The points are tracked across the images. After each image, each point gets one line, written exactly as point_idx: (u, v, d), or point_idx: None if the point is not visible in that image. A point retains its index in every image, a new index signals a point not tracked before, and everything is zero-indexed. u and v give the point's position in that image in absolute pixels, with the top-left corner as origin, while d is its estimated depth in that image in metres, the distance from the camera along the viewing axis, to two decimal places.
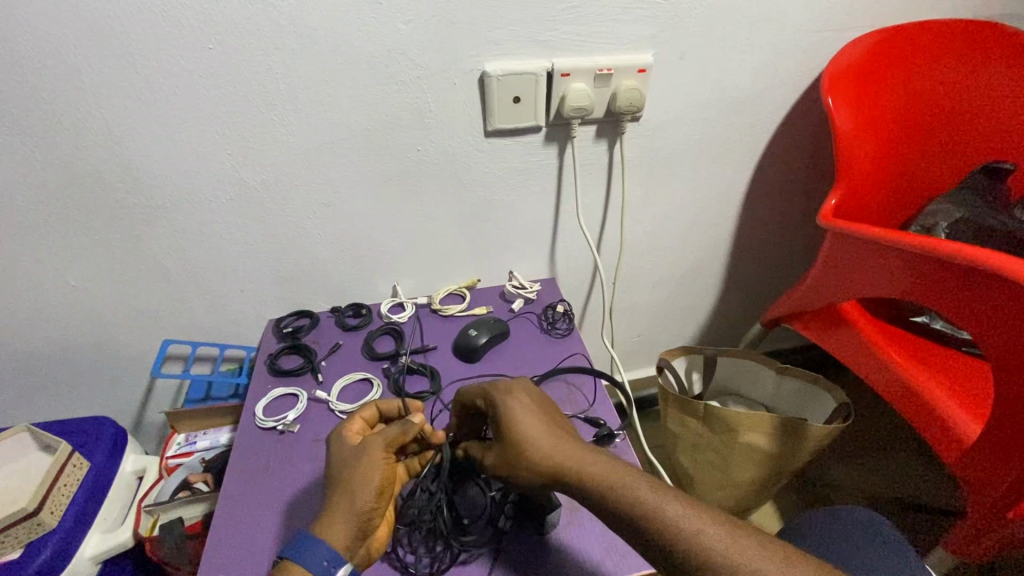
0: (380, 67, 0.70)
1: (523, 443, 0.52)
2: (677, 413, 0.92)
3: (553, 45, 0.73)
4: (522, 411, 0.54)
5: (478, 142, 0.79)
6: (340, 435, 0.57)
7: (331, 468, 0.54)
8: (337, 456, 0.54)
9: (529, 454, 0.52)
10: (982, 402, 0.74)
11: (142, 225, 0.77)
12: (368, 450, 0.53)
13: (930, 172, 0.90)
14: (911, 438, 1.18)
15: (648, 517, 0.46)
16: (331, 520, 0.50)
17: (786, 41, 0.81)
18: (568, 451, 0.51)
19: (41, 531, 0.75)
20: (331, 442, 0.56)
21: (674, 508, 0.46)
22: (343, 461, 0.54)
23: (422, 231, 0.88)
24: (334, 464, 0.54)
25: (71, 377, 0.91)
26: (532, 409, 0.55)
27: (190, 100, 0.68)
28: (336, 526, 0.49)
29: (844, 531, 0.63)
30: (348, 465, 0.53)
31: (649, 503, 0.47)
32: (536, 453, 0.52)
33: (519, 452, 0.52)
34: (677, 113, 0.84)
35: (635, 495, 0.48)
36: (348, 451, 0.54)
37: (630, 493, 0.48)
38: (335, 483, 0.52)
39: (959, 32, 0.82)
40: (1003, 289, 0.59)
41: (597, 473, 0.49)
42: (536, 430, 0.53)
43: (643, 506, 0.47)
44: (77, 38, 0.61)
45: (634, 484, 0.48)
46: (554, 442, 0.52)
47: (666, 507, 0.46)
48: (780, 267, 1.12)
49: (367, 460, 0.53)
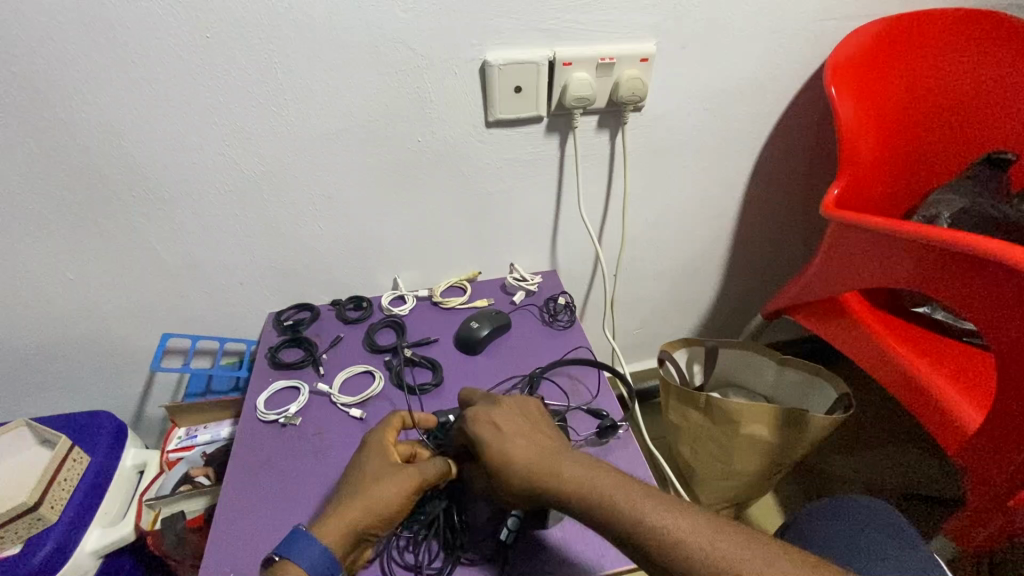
0: (380, 55, 0.69)
1: (501, 470, 0.51)
2: (678, 405, 0.92)
3: (555, 33, 0.72)
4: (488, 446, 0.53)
5: (479, 133, 0.79)
6: (371, 441, 0.58)
7: (352, 472, 0.56)
8: (363, 462, 0.56)
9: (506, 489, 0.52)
10: (984, 393, 0.74)
11: (139, 218, 0.76)
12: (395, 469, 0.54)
13: (931, 163, 0.90)
14: (910, 428, 1.19)
15: (627, 543, 0.47)
16: (329, 522, 0.50)
17: (789, 30, 0.80)
18: (546, 470, 0.51)
19: (42, 525, 0.74)
20: (362, 447, 0.58)
21: (653, 532, 0.46)
22: (365, 468, 0.55)
23: (423, 223, 0.87)
24: (357, 469, 0.55)
25: (69, 371, 0.90)
26: (506, 429, 0.54)
27: (187, 90, 0.67)
28: (336, 528, 0.50)
29: (844, 521, 0.63)
30: (370, 475, 0.54)
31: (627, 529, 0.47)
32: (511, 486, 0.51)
33: (497, 475, 0.52)
34: (679, 103, 0.83)
35: (617, 510, 0.48)
36: (374, 460, 0.55)
37: (608, 520, 0.47)
38: (350, 487, 0.53)
39: (960, 22, 0.81)
40: (1010, 278, 0.59)
41: (574, 501, 0.49)
42: (512, 451, 0.52)
43: (626, 519, 0.47)
44: (70, 25, 0.60)
45: (609, 510, 0.48)
46: (526, 470, 0.51)
47: (644, 531, 0.46)
48: (780, 258, 1.12)
49: (391, 477, 0.53)
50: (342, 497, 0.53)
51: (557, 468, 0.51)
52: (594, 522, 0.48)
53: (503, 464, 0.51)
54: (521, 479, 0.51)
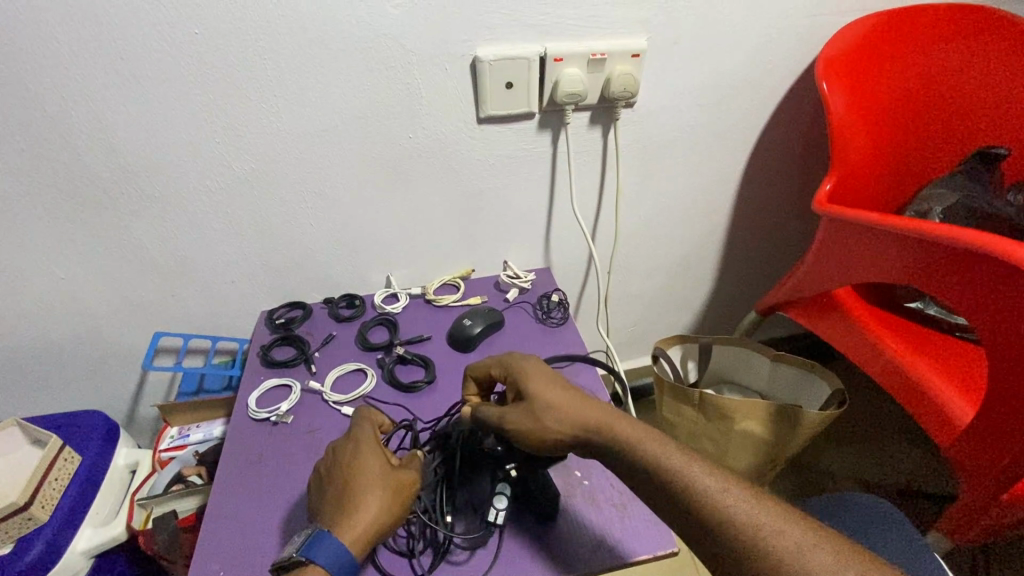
0: (370, 51, 0.69)
1: (550, 409, 0.53)
2: (672, 401, 0.92)
3: (546, 29, 0.71)
4: (535, 380, 0.56)
5: (471, 130, 0.78)
6: (361, 437, 0.57)
7: (349, 469, 0.54)
8: (360, 460, 0.55)
9: (552, 419, 0.53)
10: (976, 387, 0.74)
11: (129, 216, 0.76)
12: (397, 468, 0.55)
13: (924, 158, 0.90)
14: (904, 423, 1.19)
15: (671, 484, 0.47)
16: (352, 523, 0.50)
17: (780, 26, 0.80)
18: (593, 415, 0.53)
19: (33, 525, 0.74)
20: (352, 445, 0.57)
21: (699, 475, 0.47)
22: (366, 465, 0.54)
23: (415, 221, 0.87)
24: (355, 465, 0.54)
25: (60, 370, 0.90)
26: (554, 378, 0.57)
27: (175, 86, 0.66)
28: (359, 530, 0.49)
29: (848, 516, 0.64)
30: (374, 472, 0.53)
31: (674, 469, 0.48)
32: (558, 417, 0.53)
33: (544, 415, 0.53)
34: (671, 99, 0.83)
35: (661, 458, 0.49)
36: (372, 458, 0.55)
37: (653, 456, 0.49)
38: (356, 486, 0.52)
39: (952, 17, 0.81)
40: (1003, 274, 0.58)
41: (622, 437, 0.51)
42: (558, 396, 0.54)
43: (669, 466, 0.48)
44: (56, 22, 0.60)
45: (654, 450, 0.50)
46: (573, 413, 0.53)
47: (690, 473, 0.47)
48: (774, 254, 1.12)
49: (398, 477, 0.54)
50: (350, 496, 0.52)
51: (604, 413, 0.53)
52: (640, 459, 0.49)
53: (550, 396, 0.54)
54: (571, 418, 0.53)
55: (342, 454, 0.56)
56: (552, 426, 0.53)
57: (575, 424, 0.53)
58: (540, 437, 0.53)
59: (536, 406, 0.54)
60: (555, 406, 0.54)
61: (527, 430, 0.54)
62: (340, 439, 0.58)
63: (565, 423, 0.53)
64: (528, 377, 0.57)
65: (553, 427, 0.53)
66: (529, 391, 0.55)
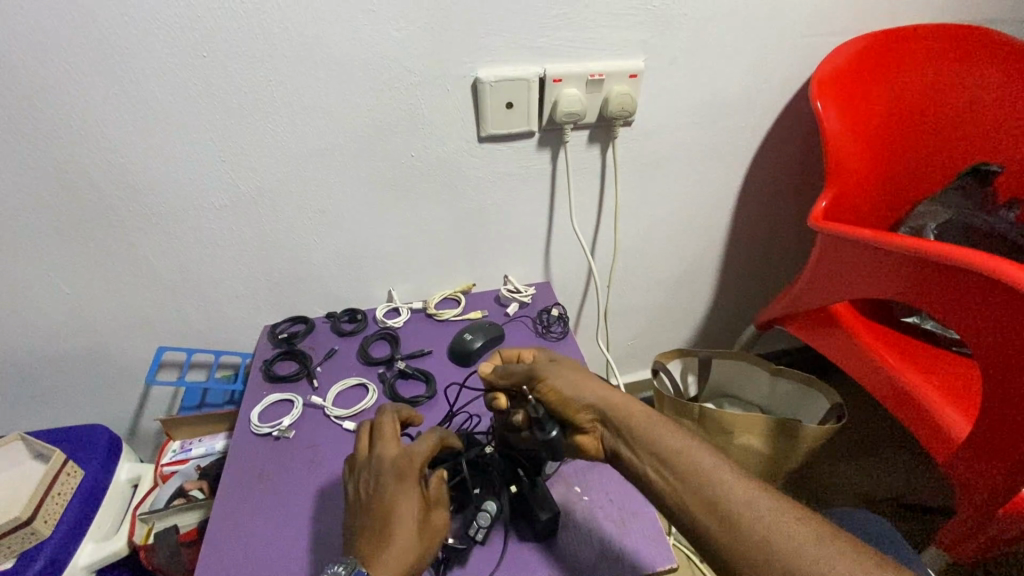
0: (374, 73, 0.71)
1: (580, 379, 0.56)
2: (672, 415, 0.92)
3: (545, 51, 0.73)
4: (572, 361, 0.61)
5: (472, 148, 0.80)
6: (407, 470, 0.53)
7: (389, 503, 0.51)
8: (403, 497, 0.51)
9: (590, 381, 0.56)
10: (971, 401, 0.74)
11: (136, 232, 0.77)
12: (433, 514, 0.52)
13: (918, 175, 0.92)
14: (904, 437, 1.19)
15: (692, 460, 0.48)
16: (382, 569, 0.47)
17: (775, 46, 0.82)
18: (616, 392, 0.55)
19: (35, 540, 0.74)
20: (394, 477, 0.53)
21: (713, 460, 0.48)
22: (406, 505, 0.51)
23: (417, 237, 0.88)
24: (395, 502, 0.51)
25: (64, 384, 0.90)
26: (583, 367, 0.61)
27: (184, 106, 0.68)
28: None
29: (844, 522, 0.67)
30: (414, 517, 0.50)
31: (697, 449, 0.49)
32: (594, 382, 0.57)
33: (575, 383, 0.56)
34: (669, 118, 0.85)
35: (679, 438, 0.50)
36: (415, 497, 0.51)
37: (678, 434, 0.51)
38: (394, 527, 0.49)
39: (942, 38, 0.83)
40: (995, 291, 0.59)
41: (643, 413, 0.53)
42: (587, 374, 0.58)
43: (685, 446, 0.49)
44: (72, 45, 0.62)
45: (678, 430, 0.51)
46: (599, 387, 0.56)
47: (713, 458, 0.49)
48: (772, 269, 1.13)
49: (433, 526, 0.51)
50: (386, 536, 0.49)
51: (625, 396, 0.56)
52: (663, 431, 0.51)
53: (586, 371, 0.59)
54: (597, 390, 0.55)
55: (381, 486, 0.52)
56: (580, 392, 0.55)
57: (608, 390, 0.55)
58: (574, 388, 0.55)
59: (576, 371, 0.58)
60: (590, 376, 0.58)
61: (564, 381, 0.56)
62: (380, 465, 0.54)
63: (592, 391, 0.55)
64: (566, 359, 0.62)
65: (588, 387, 0.56)
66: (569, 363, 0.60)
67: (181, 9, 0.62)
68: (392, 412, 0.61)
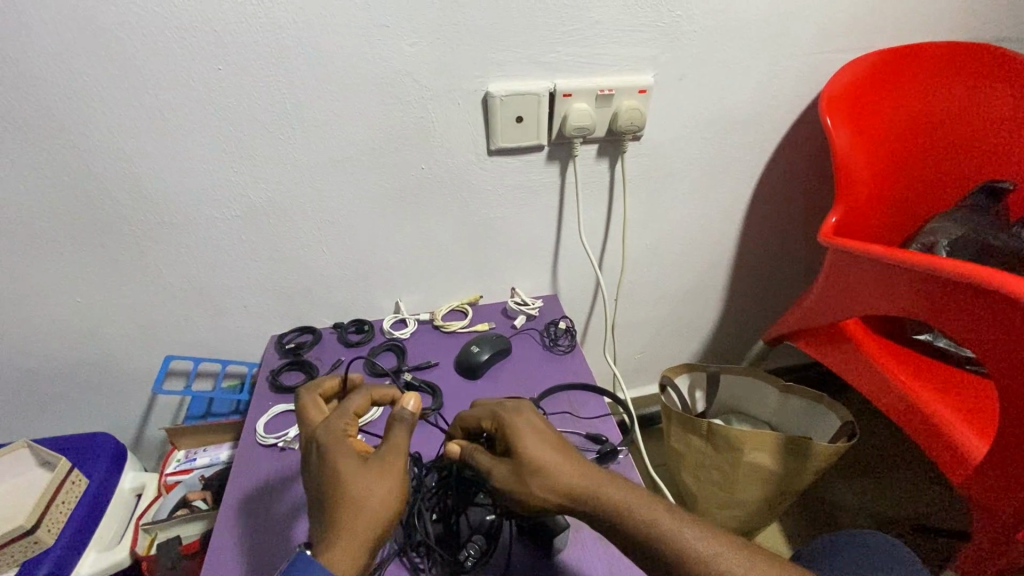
0: (386, 86, 0.71)
1: (533, 475, 0.50)
2: (679, 431, 0.91)
3: (556, 66, 0.74)
4: (527, 441, 0.52)
5: (481, 161, 0.80)
6: (330, 437, 0.51)
7: (320, 477, 0.49)
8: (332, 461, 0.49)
9: (547, 470, 0.50)
10: (986, 421, 0.73)
11: (146, 241, 0.78)
12: (371, 460, 0.50)
13: (929, 191, 0.91)
14: (915, 457, 1.17)
15: (670, 552, 0.47)
16: (336, 542, 0.46)
17: (783, 63, 0.82)
18: (578, 479, 0.50)
19: (37, 548, 0.74)
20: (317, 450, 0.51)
21: (692, 540, 0.47)
22: (337, 466, 0.49)
23: (425, 249, 0.88)
24: (325, 476, 0.49)
25: (71, 391, 0.91)
26: (537, 429, 0.53)
27: (200, 118, 0.69)
28: (339, 546, 0.45)
29: (868, 549, 0.66)
30: (347, 474, 0.48)
31: (666, 533, 0.47)
32: (546, 484, 0.50)
33: (528, 481, 0.50)
34: (677, 133, 0.85)
35: (653, 528, 0.47)
36: (344, 457, 0.49)
37: (645, 527, 0.47)
38: (335, 495, 0.48)
39: (949, 54, 0.83)
40: (1007, 307, 0.59)
41: (609, 503, 0.49)
42: (538, 452, 0.51)
43: (661, 535, 0.47)
44: (91, 59, 0.63)
45: (645, 517, 0.48)
46: (553, 479, 0.50)
47: (685, 539, 0.47)
48: (780, 283, 1.13)
49: (377, 474, 0.49)
50: (330, 509, 0.47)
51: (590, 478, 0.50)
52: (629, 529, 0.48)
53: (539, 460, 0.51)
54: (552, 485, 0.50)
55: (310, 467, 0.51)
56: (535, 492, 0.50)
57: (566, 479, 0.50)
58: (525, 485, 0.50)
59: (529, 474, 0.50)
60: (545, 474, 0.50)
61: (520, 498, 0.51)
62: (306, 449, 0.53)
63: (548, 489, 0.50)
64: (521, 435, 0.52)
65: (542, 497, 0.50)
66: (519, 456, 0.51)
67: (200, 25, 0.63)
68: (309, 392, 0.60)
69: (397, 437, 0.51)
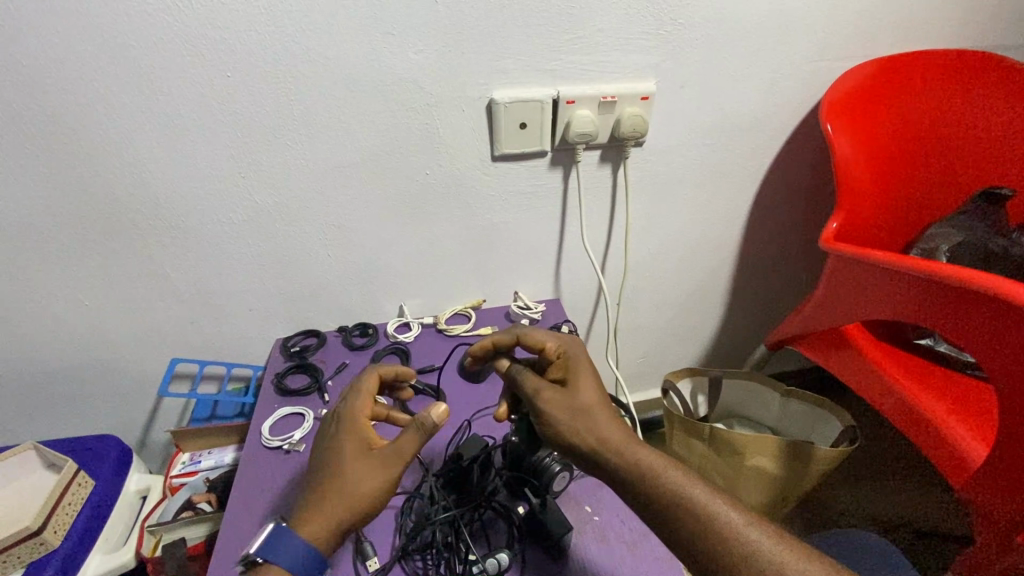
0: (392, 92, 0.72)
1: (581, 411, 0.54)
2: (682, 435, 0.92)
3: (558, 74, 0.75)
4: (586, 377, 0.57)
5: (486, 166, 0.81)
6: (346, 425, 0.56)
7: (325, 453, 0.54)
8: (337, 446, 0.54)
9: (596, 410, 0.54)
10: (988, 425, 0.73)
11: (154, 245, 0.79)
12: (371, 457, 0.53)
13: (931, 197, 0.92)
14: (917, 463, 1.17)
15: (697, 515, 0.46)
16: (315, 515, 0.50)
17: (784, 71, 0.83)
18: (619, 431, 0.52)
19: (44, 550, 0.75)
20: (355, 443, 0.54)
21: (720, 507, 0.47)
22: (341, 450, 0.54)
23: (428, 253, 0.89)
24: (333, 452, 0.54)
25: (77, 394, 0.91)
26: (596, 378, 0.57)
27: (208, 123, 0.70)
28: (322, 527, 0.49)
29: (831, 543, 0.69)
30: (361, 462, 0.53)
31: (692, 498, 0.47)
32: (589, 422, 0.53)
33: (573, 415, 0.54)
34: (679, 138, 0.86)
35: (682, 491, 0.48)
36: (349, 445, 0.54)
37: (675, 487, 0.48)
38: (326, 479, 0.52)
39: (945, 62, 0.85)
40: (1008, 312, 0.59)
41: (643, 462, 0.50)
42: (590, 395, 0.55)
43: (690, 499, 0.47)
44: (103, 66, 0.64)
45: (675, 479, 0.49)
46: (596, 421, 0.53)
47: (713, 507, 0.47)
48: (782, 288, 1.13)
49: (371, 466, 0.52)
50: (318, 486, 0.52)
51: (628, 437, 0.52)
52: (655, 488, 0.48)
53: (593, 398, 0.55)
54: (593, 427, 0.53)
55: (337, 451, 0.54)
56: (575, 427, 0.53)
57: (610, 424, 0.53)
58: (568, 419, 0.53)
59: (578, 405, 0.54)
60: (593, 412, 0.54)
61: (555, 420, 0.54)
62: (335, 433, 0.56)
63: (589, 428, 0.53)
64: (581, 376, 0.57)
65: (579, 430, 0.53)
66: (577, 386, 0.56)
67: (208, 32, 0.64)
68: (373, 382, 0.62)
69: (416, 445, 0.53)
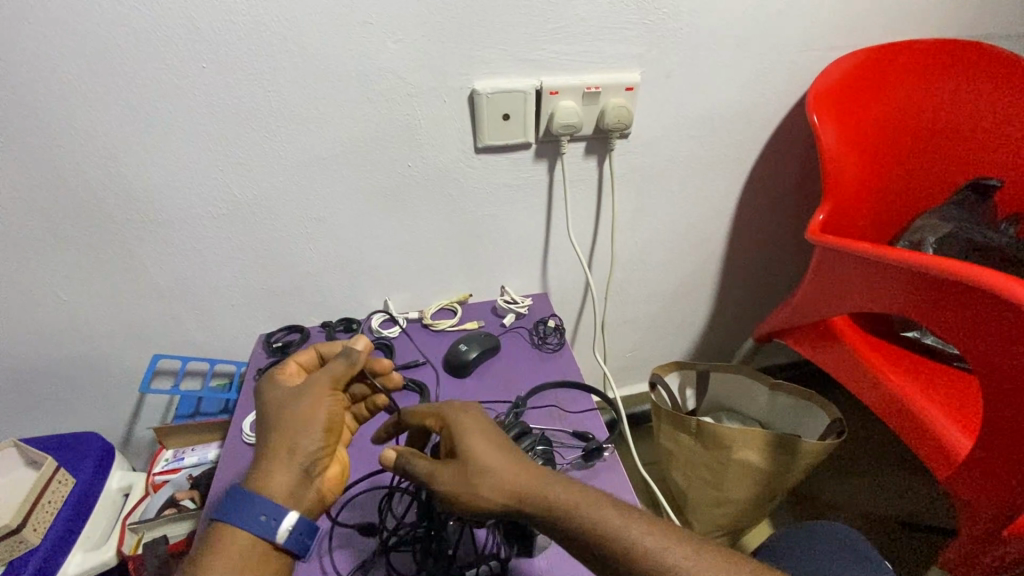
0: (371, 81, 0.71)
1: (479, 478, 0.46)
2: (669, 429, 0.91)
3: (542, 64, 0.74)
4: (476, 438, 0.48)
5: (469, 159, 0.80)
6: (273, 385, 0.56)
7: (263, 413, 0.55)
8: (270, 402, 0.55)
9: (494, 471, 0.46)
10: (973, 416, 0.73)
11: (131, 240, 0.78)
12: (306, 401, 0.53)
13: (918, 189, 0.91)
14: (905, 455, 1.17)
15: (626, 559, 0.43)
16: (268, 471, 0.50)
17: (772, 61, 0.82)
18: (526, 486, 0.46)
19: (24, 548, 0.74)
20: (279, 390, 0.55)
21: (646, 542, 0.43)
22: (274, 405, 0.54)
23: (412, 246, 0.88)
24: (268, 409, 0.54)
25: (58, 391, 0.90)
26: (483, 427, 0.50)
27: (183, 115, 0.69)
28: (278, 477, 0.50)
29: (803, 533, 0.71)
30: (294, 408, 0.53)
31: (617, 539, 0.43)
32: (492, 486, 0.46)
33: (474, 487, 0.46)
34: (665, 130, 0.85)
35: (607, 534, 0.43)
36: (281, 397, 0.54)
37: (599, 531, 0.44)
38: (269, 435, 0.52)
39: (931, 52, 0.84)
40: (996, 307, 0.58)
41: (560, 510, 0.45)
42: (483, 450, 0.48)
43: (617, 543, 0.43)
44: (73, 57, 0.63)
45: (598, 519, 0.44)
46: (499, 485, 0.46)
47: (640, 545, 0.43)
48: (771, 281, 1.13)
49: (308, 408, 0.53)
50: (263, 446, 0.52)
51: (538, 487, 0.46)
52: (580, 538, 0.44)
53: (488, 455, 0.47)
54: (499, 491, 0.46)
55: (267, 402, 0.55)
56: (483, 497, 0.46)
57: (514, 482, 0.46)
58: (472, 496, 0.46)
59: (474, 474, 0.46)
60: (493, 474, 0.46)
61: (460, 499, 0.46)
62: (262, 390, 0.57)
63: (494, 493, 0.46)
64: (470, 437, 0.48)
65: (484, 497, 0.46)
66: (467, 452, 0.48)
67: (181, 20, 0.63)
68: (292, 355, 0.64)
69: (338, 365, 0.56)
